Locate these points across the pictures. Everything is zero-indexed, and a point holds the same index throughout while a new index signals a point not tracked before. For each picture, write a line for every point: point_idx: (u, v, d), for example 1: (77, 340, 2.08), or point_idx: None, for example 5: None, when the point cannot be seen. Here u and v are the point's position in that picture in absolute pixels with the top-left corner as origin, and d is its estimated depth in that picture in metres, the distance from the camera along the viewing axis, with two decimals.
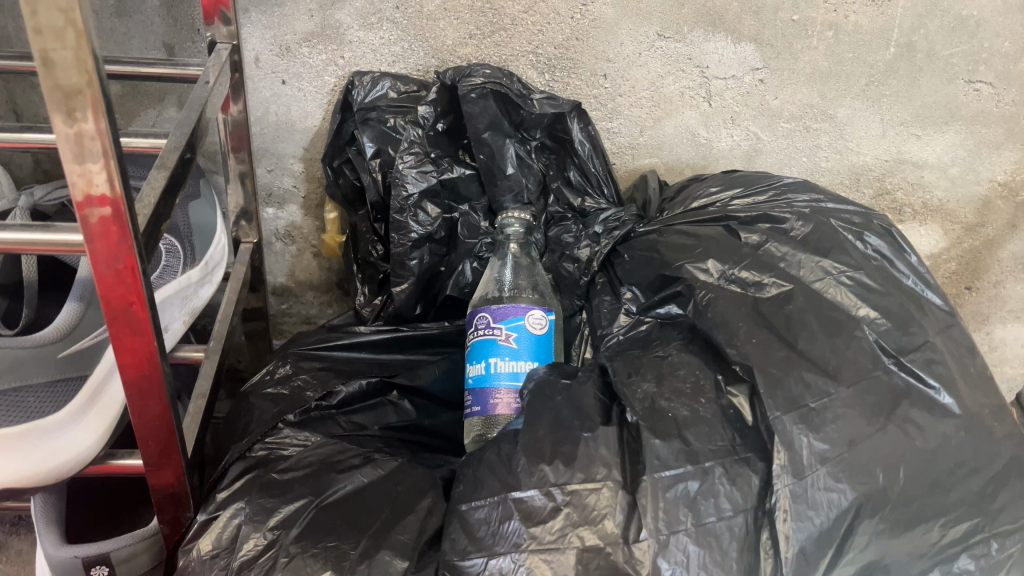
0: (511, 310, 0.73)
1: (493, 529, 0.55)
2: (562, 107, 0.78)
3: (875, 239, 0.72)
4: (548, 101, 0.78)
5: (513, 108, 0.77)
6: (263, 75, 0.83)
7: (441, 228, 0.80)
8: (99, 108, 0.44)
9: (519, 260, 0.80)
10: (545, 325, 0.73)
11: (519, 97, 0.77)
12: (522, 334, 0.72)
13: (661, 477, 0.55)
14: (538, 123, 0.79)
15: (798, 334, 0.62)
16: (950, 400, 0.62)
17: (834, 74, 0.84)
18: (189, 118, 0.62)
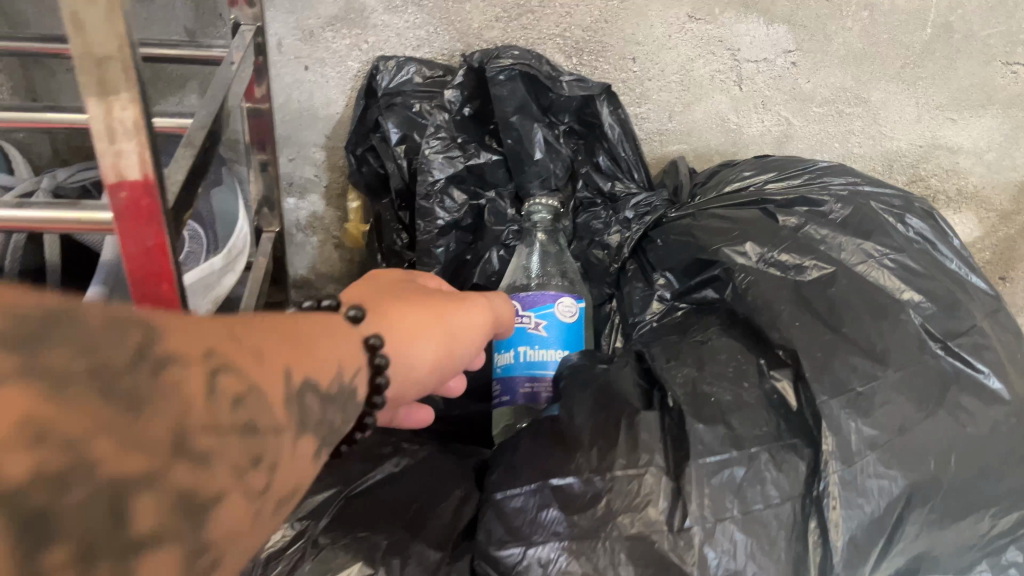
0: (540, 298, 0.71)
1: (530, 518, 0.54)
2: (592, 90, 0.76)
3: (917, 222, 0.70)
4: (578, 83, 0.76)
5: (542, 91, 0.75)
6: (286, 60, 0.81)
7: (467, 215, 0.78)
8: (132, 79, 0.42)
9: (547, 248, 0.78)
10: (575, 313, 0.71)
11: (549, 79, 0.75)
12: (551, 322, 0.70)
13: (706, 463, 0.53)
14: (567, 107, 0.77)
15: (843, 317, 0.60)
16: (999, 385, 0.60)
17: (869, 56, 0.82)
18: (215, 97, 0.61)
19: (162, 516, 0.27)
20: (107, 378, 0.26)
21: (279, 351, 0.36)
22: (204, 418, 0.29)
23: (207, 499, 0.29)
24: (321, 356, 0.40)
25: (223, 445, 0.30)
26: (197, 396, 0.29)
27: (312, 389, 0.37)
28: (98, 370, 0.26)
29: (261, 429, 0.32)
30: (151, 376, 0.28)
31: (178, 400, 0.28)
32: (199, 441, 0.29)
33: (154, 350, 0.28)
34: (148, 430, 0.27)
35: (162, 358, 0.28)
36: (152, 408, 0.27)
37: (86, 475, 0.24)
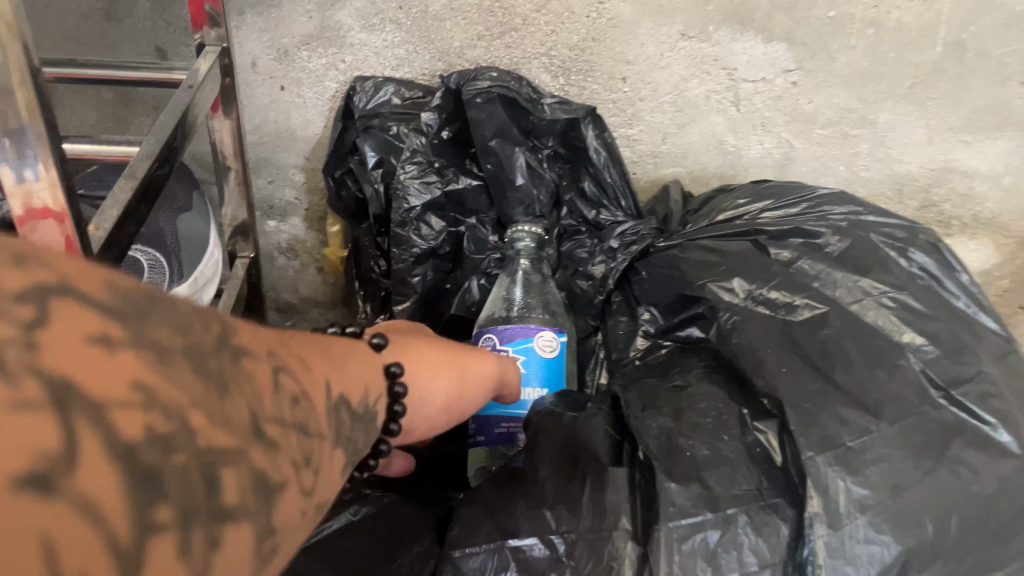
0: (520, 332, 0.67)
1: None
2: (575, 113, 0.72)
3: (922, 256, 0.65)
4: (561, 106, 0.72)
5: (523, 114, 0.72)
6: (261, 81, 0.78)
7: (446, 243, 0.75)
8: (34, 112, 0.39)
9: (530, 277, 0.73)
10: (555, 348, 0.67)
11: (528, 101, 0.71)
12: (531, 358, 0.66)
13: (676, 526, 0.48)
14: (550, 130, 0.73)
15: (835, 362, 0.55)
16: (1008, 437, 0.54)
17: (875, 75, 0.78)
18: (167, 123, 0.57)
19: (247, 486, 0.27)
20: (198, 357, 0.28)
21: (321, 365, 0.37)
22: (275, 407, 0.30)
23: (277, 478, 0.29)
24: (353, 377, 0.40)
25: (287, 434, 0.31)
26: (267, 385, 0.31)
27: (347, 404, 0.38)
28: (189, 347, 0.27)
29: (312, 431, 0.33)
30: (230, 363, 0.29)
31: (253, 384, 0.30)
32: (268, 426, 0.29)
33: (231, 342, 0.30)
34: (234, 412, 0.28)
35: (238, 349, 0.30)
36: (234, 390, 0.29)
37: (185, 440, 0.25)
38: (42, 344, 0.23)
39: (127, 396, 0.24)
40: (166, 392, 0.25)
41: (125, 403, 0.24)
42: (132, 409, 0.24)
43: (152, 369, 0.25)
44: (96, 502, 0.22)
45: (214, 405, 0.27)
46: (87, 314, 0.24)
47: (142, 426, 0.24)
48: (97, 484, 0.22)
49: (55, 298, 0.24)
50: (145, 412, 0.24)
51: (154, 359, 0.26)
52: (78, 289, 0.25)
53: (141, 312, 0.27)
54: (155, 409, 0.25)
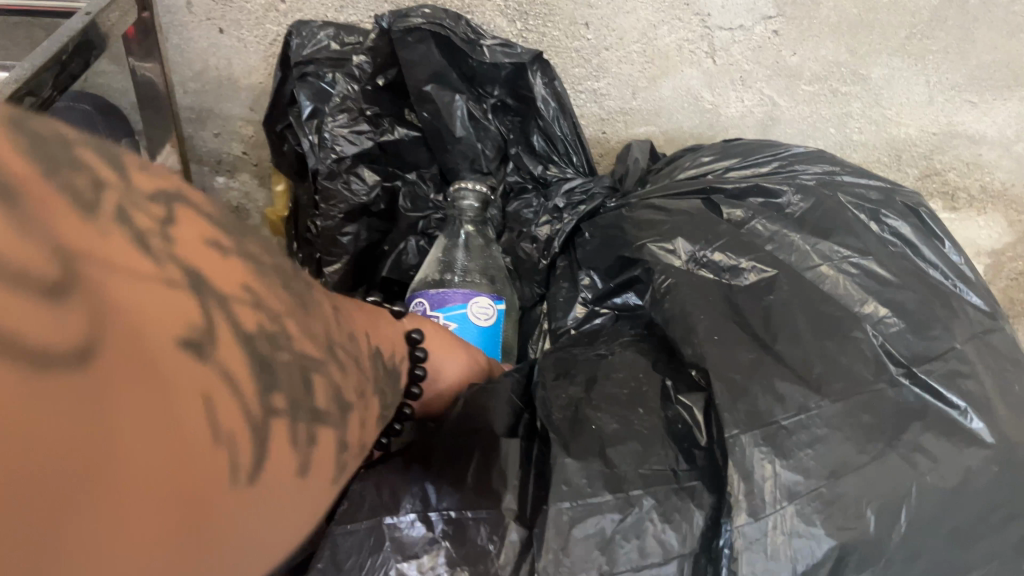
0: (450, 297, 0.61)
1: (362, 563, 0.43)
2: (520, 56, 0.66)
3: (895, 219, 0.58)
4: (503, 49, 0.66)
5: (462, 58, 0.66)
6: (198, 21, 0.73)
7: (381, 198, 0.71)
8: None
9: (472, 239, 0.69)
10: (492, 316, 0.61)
11: (466, 42, 0.65)
12: (461, 327, 0.61)
13: (565, 509, 0.42)
14: (493, 77, 0.68)
15: (778, 331, 0.48)
16: (979, 425, 0.47)
17: (866, 23, 0.70)
18: (48, 51, 0.53)
19: (327, 395, 0.30)
20: (286, 280, 0.30)
21: (359, 316, 0.40)
22: (338, 336, 0.33)
23: (348, 396, 0.32)
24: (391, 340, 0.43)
25: (347, 361, 0.33)
26: (329, 317, 0.33)
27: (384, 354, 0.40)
28: (278, 269, 0.30)
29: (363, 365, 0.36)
30: (303, 289, 0.31)
31: (322, 313, 0.32)
32: (336, 350, 0.32)
33: (299, 272, 0.32)
34: (316, 329, 0.30)
35: (305, 281, 0.32)
36: (313, 313, 0.31)
37: (288, 343, 0.28)
38: (175, 238, 0.25)
39: (242, 296, 0.26)
40: (270, 300, 0.28)
41: (242, 299, 0.26)
42: (247, 307, 0.26)
43: (257, 279, 0.27)
44: (236, 379, 0.25)
45: (302, 319, 0.29)
46: (203, 219, 0.26)
47: (257, 324, 0.26)
48: (231, 362, 0.25)
49: (178, 202, 0.26)
50: (257, 311, 0.27)
51: (253, 270, 0.28)
52: (194, 198, 0.27)
53: (240, 230, 0.29)
54: (264, 312, 0.27)
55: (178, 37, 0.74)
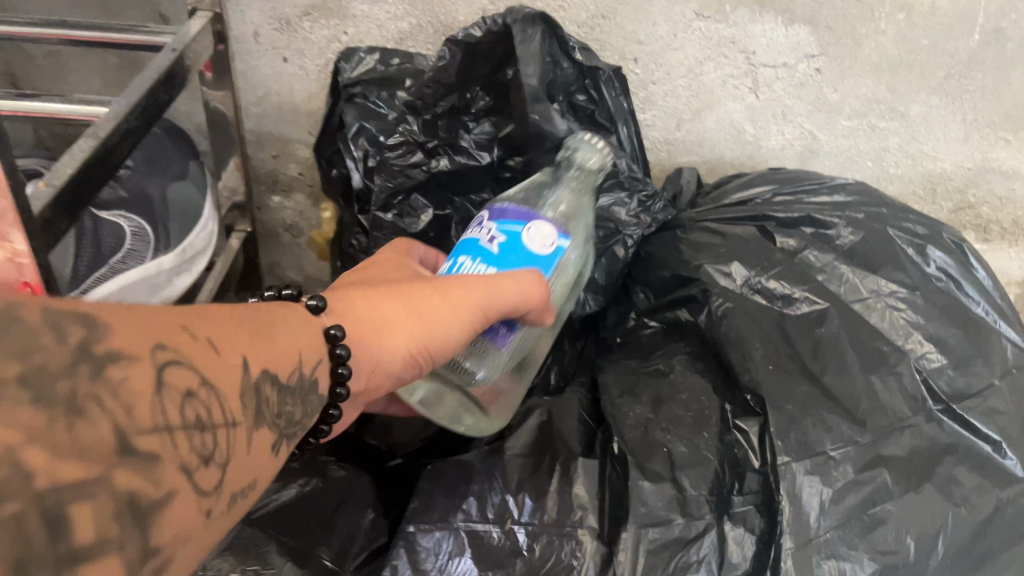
0: (516, 212, 0.54)
1: (441, 564, 0.46)
2: (596, 72, 0.68)
3: (940, 254, 0.59)
4: (584, 64, 0.68)
5: (551, 74, 0.67)
6: (263, 51, 0.76)
7: (430, 227, 0.72)
8: None
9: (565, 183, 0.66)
10: (547, 245, 0.53)
11: (554, 56, 0.67)
12: (516, 246, 0.53)
13: (646, 532, 0.46)
14: (563, 91, 0.69)
15: (827, 363, 0.51)
16: (1012, 460, 0.50)
17: (906, 64, 0.72)
18: (143, 87, 0.57)
19: (109, 525, 0.23)
20: (40, 382, 0.23)
21: (241, 338, 0.33)
22: (154, 416, 0.26)
23: (150, 500, 0.25)
24: (287, 344, 0.36)
25: (171, 440, 0.27)
26: (146, 390, 0.26)
27: (273, 380, 0.34)
28: (28, 374, 0.22)
29: (215, 422, 0.30)
30: (91, 378, 0.24)
31: (132, 395, 0.25)
32: (142, 441, 0.25)
33: (96, 348, 0.25)
34: (92, 433, 0.24)
35: (104, 359, 0.25)
36: (93, 410, 0.24)
37: (18, 484, 0.21)
38: None
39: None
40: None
41: None
42: None
43: None
44: None
45: (60, 439, 0.23)
46: None
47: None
48: None
49: None
50: None
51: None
52: None
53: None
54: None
55: (243, 65, 0.77)
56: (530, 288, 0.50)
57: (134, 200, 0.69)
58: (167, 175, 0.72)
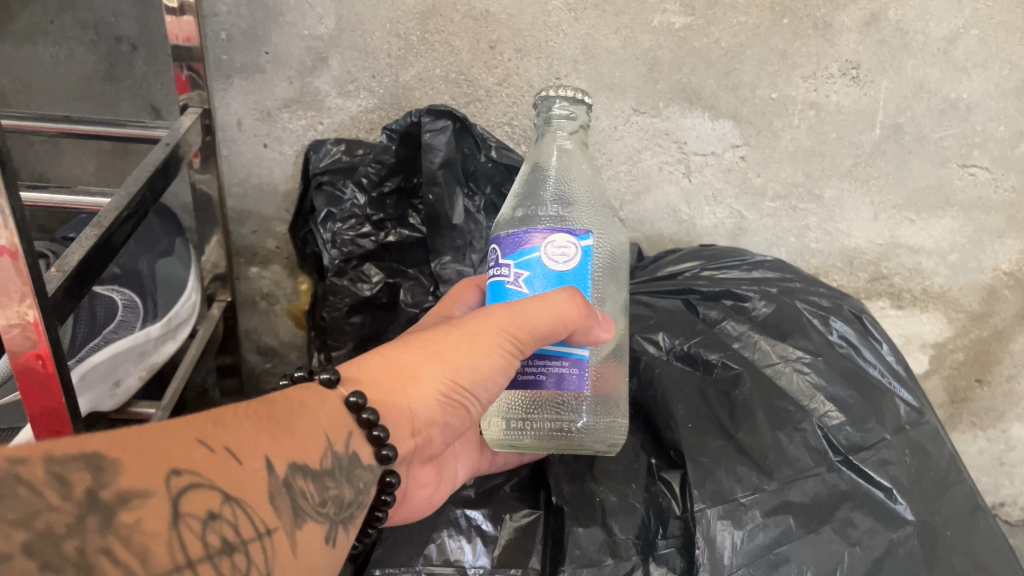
0: (524, 240, 0.53)
1: None
2: (516, 160, 0.78)
3: (842, 324, 0.68)
4: (504, 153, 0.78)
5: (468, 157, 0.78)
6: (246, 138, 0.84)
7: (382, 292, 0.80)
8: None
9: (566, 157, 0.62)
10: (564, 256, 0.52)
11: (479, 138, 0.77)
12: (536, 273, 0.52)
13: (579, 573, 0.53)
14: (489, 176, 0.79)
15: (741, 423, 0.59)
16: (902, 505, 0.57)
17: (818, 153, 0.82)
18: (139, 180, 0.65)
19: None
20: (48, 545, 0.28)
21: (258, 444, 0.38)
22: (171, 549, 0.32)
23: None
24: (308, 436, 0.42)
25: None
26: (160, 528, 0.32)
27: (300, 473, 0.40)
28: (33, 540, 0.28)
29: (244, 539, 0.35)
30: (104, 526, 0.30)
31: (145, 535, 0.31)
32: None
33: (104, 494, 0.30)
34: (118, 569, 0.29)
35: (114, 505, 0.30)
36: (106, 563, 0.29)
37: None
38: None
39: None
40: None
41: None
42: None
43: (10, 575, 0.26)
44: None
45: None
46: None
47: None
48: None
49: None
50: None
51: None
52: None
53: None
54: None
55: (228, 150, 0.85)
56: (564, 310, 0.49)
57: (126, 275, 0.75)
58: (155, 252, 0.79)
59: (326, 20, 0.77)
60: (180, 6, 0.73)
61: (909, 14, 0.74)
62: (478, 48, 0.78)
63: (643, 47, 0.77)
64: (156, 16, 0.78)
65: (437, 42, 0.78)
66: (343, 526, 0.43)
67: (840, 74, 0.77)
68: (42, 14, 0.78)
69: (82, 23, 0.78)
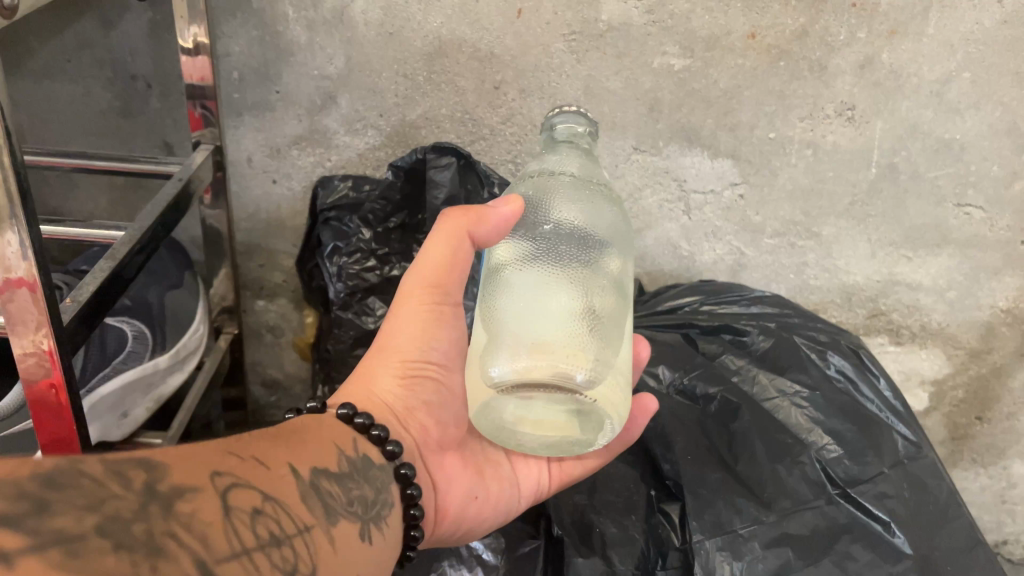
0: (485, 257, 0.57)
1: None
2: None
3: (840, 359, 0.69)
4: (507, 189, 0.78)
5: (472, 194, 0.79)
6: (255, 174, 0.86)
7: None
8: (22, 224, 0.47)
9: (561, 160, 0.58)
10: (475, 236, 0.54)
11: (482, 176, 0.79)
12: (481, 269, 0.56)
13: None
14: None
15: (740, 455, 0.60)
16: (901, 539, 0.57)
17: (816, 192, 0.84)
18: (152, 213, 0.67)
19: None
20: (117, 527, 0.28)
21: (281, 453, 0.40)
22: (229, 537, 0.31)
23: None
24: (324, 447, 0.44)
25: (251, 563, 0.32)
26: (216, 517, 0.32)
27: (323, 475, 0.41)
28: (103, 523, 0.27)
29: (289, 533, 0.35)
30: (161, 514, 0.29)
31: (202, 523, 0.31)
32: (223, 569, 0.30)
33: (158, 487, 0.30)
34: (178, 555, 0.29)
35: (170, 495, 0.30)
36: (171, 548, 0.29)
37: None
38: None
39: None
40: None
41: None
42: None
43: (75, 560, 0.25)
44: None
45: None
46: None
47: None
48: None
49: None
50: None
51: (61, 556, 0.25)
52: None
53: (39, 504, 0.26)
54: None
55: (238, 185, 0.87)
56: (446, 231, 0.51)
57: (137, 308, 0.77)
58: (164, 284, 0.80)
59: (336, 60, 0.79)
60: (195, 47, 0.76)
61: (903, 57, 0.76)
62: (482, 88, 0.80)
63: (644, 88, 0.79)
64: (172, 56, 0.80)
65: (443, 82, 0.80)
66: (374, 525, 0.44)
67: (836, 115, 0.79)
68: (59, 53, 0.80)
69: (98, 61, 0.81)
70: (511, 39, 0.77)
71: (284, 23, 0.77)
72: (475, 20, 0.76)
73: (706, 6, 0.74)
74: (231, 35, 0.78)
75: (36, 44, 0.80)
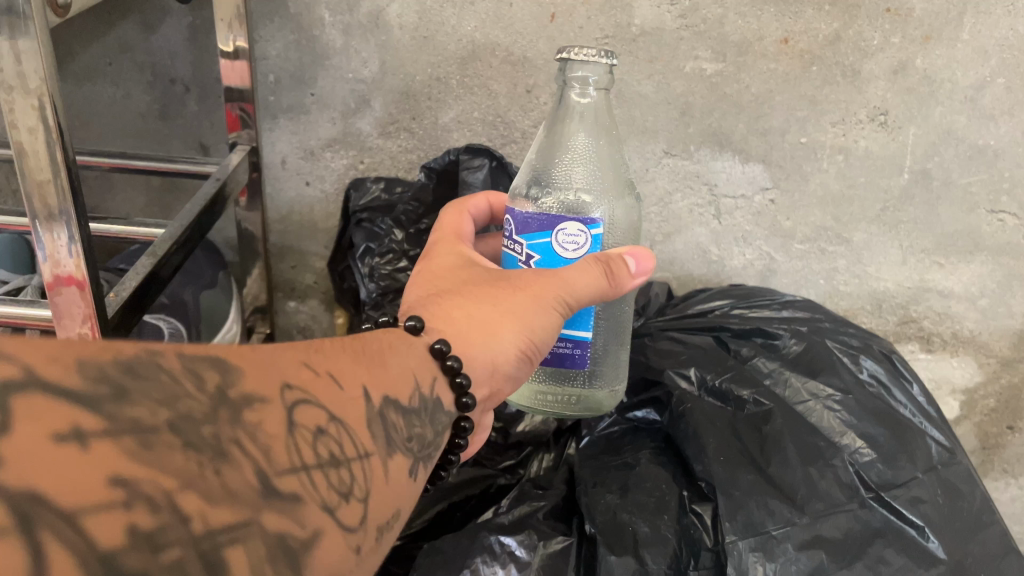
0: (538, 223, 0.52)
1: None
2: None
3: (872, 363, 0.69)
4: None
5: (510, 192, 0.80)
6: (289, 176, 0.88)
7: None
8: (75, 220, 0.49)
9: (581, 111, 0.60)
10: (573, 242, 0.52)
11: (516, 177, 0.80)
12: (548, 258, 0.53)
13: None
14: None
15: (771, 457, 0.59)
16: (935, 544, 0.57)
17: (847, 198, 0.84)
18: (192, 211, 0.68)
19: (263, 558, 0.25)
20: (187, 427, 0.25)
21: (354, 375, 0.36)
22: (291, 453, 0.28)
23: (299, 537, 0.27)
24: (398, 374, 0.39)
25: (309, 481, 0.28)
26: (281, 431, 0.28)
27: (393, 407, 0.37)
28: (178, 421, 0.25)
29: (348, 457, 0.32)
30: (229, 422, 0.26)
31: (268, 436, 0.28)
32: (283, 482, 0.27)
33: (231, 393, 0.27)
34: (236, 466, 0.25)
35: (240, 403, 0.27)
36: (237, 455, 0.26)
37: (180, 532, 0.22)
38: (19, 451, 0.20)
39: (106, 496, 0.21)
40: (150, 479, 0.23)
41: (104, 505, 0.21)
42: (114, 512, 0.21)
43: (138, 461, 0.23)
44: None
45: (211, 483, 0.24)
46: (71, 407, 0.22)
47: (124, 529, 0.21)
48: None
49: (42, 404, 0.22)
50: (128, 512, 0.21)
51: (134, 446, 0.23)
52: (55, 380, 0.22)
53: (118, 390, 0.24)
54: (142, 505, 0.22)
55: (272, 188, 0.88)
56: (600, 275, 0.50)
57: (173, 306, 0.78)
58: (200, 284, 0.82)
59: (370, 63, 0.80)
60: (235, 51, 0.77)
61: (937, 63, 0.76)
62: (515, 92, 0.81)
63: (675, 92, 0.79)
64: (209, 59, 0.82)
65: (476, 86, 0.81)
66: (423, 466, 0.38)
67: (869, 120, 0.79)
68: (100, 56, 0.82)
69: (139, 65, 0.82)
70: (544, 44, 0.78)
71: (320, 27, 0.78)
72: (509, 25, 0.77)
73: (738, 11, 0.75)
74: (268, 38, 0.79)
75: (79, 47, 0.81)
